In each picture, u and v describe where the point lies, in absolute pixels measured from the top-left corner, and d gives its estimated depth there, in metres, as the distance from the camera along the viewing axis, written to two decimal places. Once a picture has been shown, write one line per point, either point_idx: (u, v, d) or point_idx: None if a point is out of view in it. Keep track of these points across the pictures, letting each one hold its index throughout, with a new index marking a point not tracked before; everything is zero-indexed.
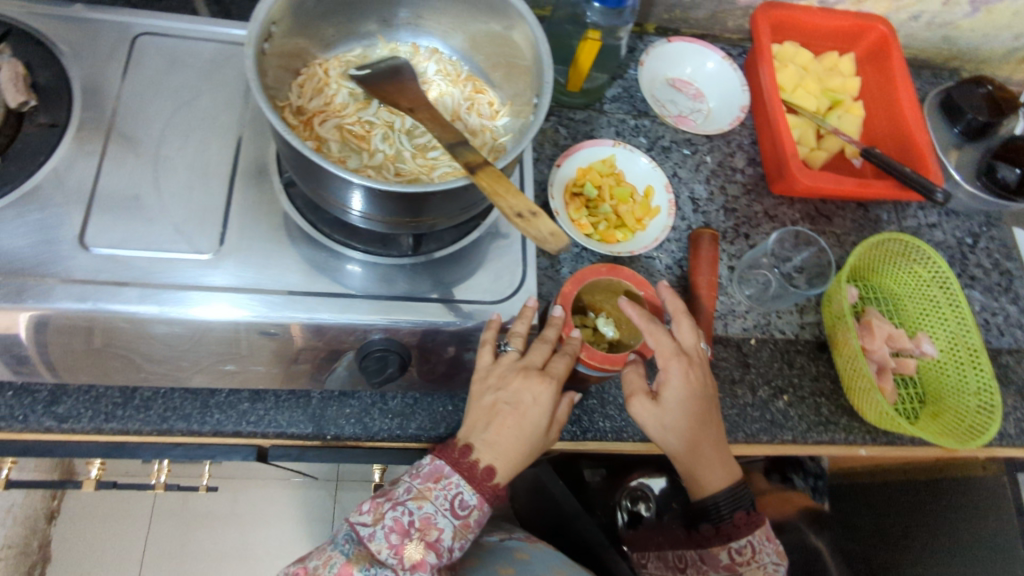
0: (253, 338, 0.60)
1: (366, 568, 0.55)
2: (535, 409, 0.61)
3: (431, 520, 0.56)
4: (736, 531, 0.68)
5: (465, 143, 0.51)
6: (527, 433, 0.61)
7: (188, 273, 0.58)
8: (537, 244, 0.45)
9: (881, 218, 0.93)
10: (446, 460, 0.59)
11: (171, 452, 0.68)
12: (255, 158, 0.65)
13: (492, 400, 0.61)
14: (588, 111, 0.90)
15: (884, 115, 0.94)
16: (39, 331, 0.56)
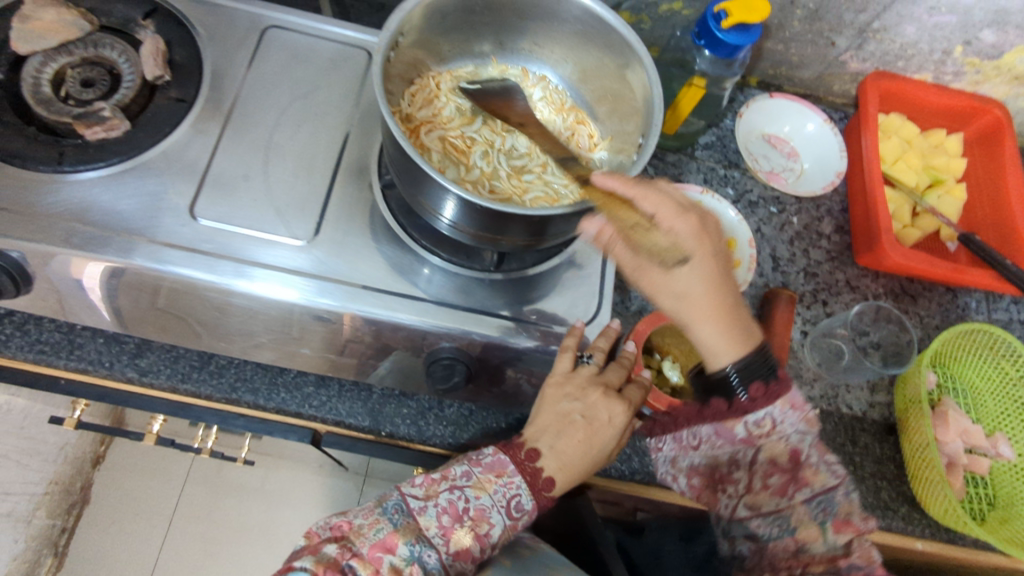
0: (306, 321, 0.61)
1: (411, 543, 0.54)
2: (608, 429, 0.62)
3: (484, 513, 0.56)
4: (752, 404, 0.57)
5: None
6: (593, 452, 0.61)
7: (252, 249, 0.61)
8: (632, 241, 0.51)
9: (970, 306, 0.89)
10: (510, 457, 0.60)
11: (233, 421, 0.70)
12: (359, 158, 0.68)
13: (567, 409, 0.61)
14: (679, 155, 0.91)
15: (987, 202, 0.92)
16: (108, 283, 0.59)
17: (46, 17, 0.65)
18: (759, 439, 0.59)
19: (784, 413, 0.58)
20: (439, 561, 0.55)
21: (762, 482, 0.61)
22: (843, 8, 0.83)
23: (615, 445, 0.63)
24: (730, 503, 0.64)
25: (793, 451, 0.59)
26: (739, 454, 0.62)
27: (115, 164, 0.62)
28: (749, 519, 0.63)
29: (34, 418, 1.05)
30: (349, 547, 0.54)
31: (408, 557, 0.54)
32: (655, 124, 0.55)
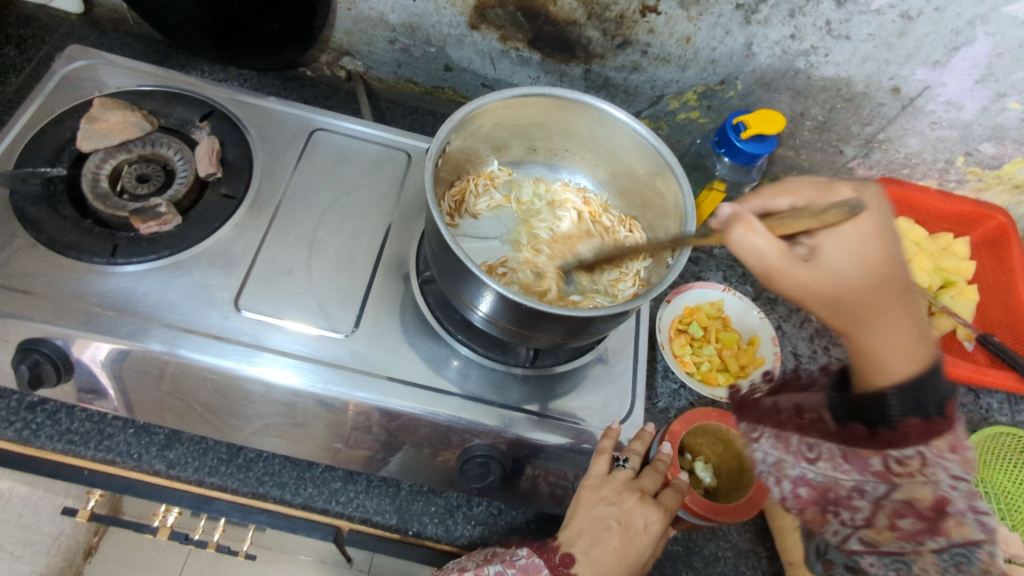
0: (310, 407, 0.61)
1: None
2: (642, 537, 0.60)
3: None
4: (900, 438, 0.52)
5: None
6: (630, 560, 0.59)
7: (277, 338, 0.62)
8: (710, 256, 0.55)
9: (992, 407, 0.89)
10: (545, 560, 0.58)
11: (256, 517, 0.69)
12: (398, 253, 0.71)
13: (602, 513, 0.60)
14: (699, 253, 0.94)
15: (999, 305, 0.94)
16: (117, 363, 0.60)
17: (111, 119, 0.70)
18: (902, 477, 0.51)
19: (939, 454, 0.51)
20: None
21: (889, 521, 0.51)
22: (850, 120, 0.89)
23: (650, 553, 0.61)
24: (841, 531, 0.55)
25: (940, 500, 0.49)
26: (868, 485, 0.53)
27: (159, 258, 0.64)
28: (862, 554, 0.52)
29: (34, 505, 1.02)
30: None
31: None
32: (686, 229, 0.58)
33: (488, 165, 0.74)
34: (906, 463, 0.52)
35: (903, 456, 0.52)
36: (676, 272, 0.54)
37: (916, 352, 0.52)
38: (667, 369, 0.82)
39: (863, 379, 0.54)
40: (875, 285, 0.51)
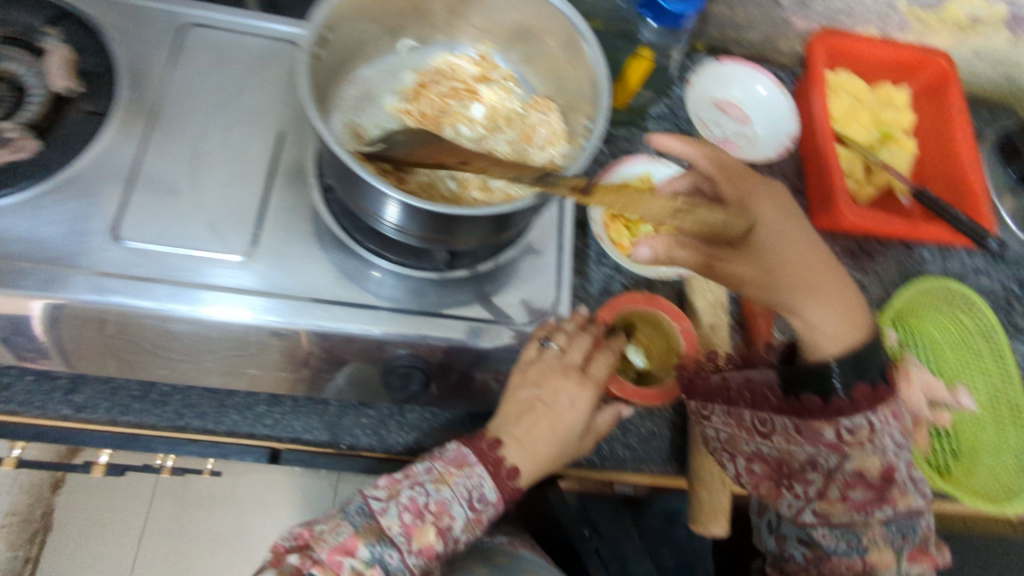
0: (230, 335, 0.57)
1: (373, 543, 0.55)
2: (569, 413, 0.62)
3: (446, 505, 0.57)
4: (851, 406, 0.52)
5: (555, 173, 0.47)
6: (560, 436, 0.62)
7: (170, 266, 0.57)
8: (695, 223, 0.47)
9: (925, 259, 0.89)
10: (472, 449, 0.60)
11: (184, 448, 0.67)
12: (295, 158, 0.64)
13: (529, 397, 0.62)
14: (632, 128, 0.89)
15: (936, 156, 0.90)
16: (47, 320, 0.55)
17: None
18: (855, 446, 0.53)
19: (884, 421, 0.53)
20: (401, 561, 0.55)
21: (840, 493, 0.56)
22: None
23: (585, 425, 0.63)
24: (795, 501, 0.59)
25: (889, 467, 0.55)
26: (821, 457, 0.55)
27: (20, 190, 0.57)
28: (813, 527, 0.59)
29: None
30: (309, 556, 0.55)
31: (370, 559, 0.54)
32: (602, 111, 0.53)
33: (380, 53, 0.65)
34: (858, 441, 0.53)
35: (853, 428, 0.53)
36: (587, 156, 0.50)
37: (854, 316, 0.52)
38: (601, 255, 0.79)
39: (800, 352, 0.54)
40: (826, 265, 0.51)
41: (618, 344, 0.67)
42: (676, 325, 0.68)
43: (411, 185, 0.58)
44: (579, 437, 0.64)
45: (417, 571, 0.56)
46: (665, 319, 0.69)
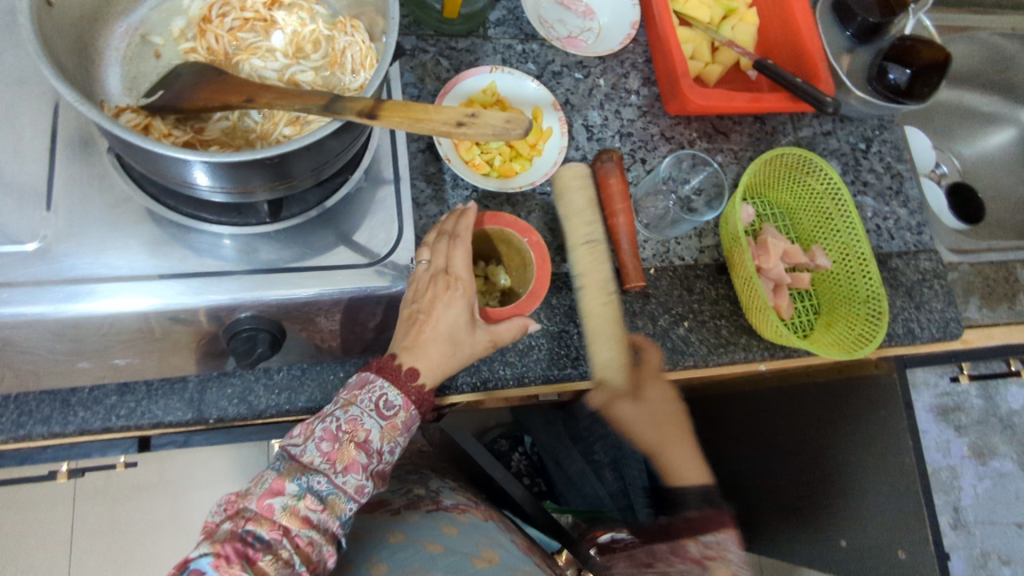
0: (32, 334, 0.53)
1: (298, 477, 0.53)
2: (448, 315, 0.61)
3: (357, 420, 0.57)
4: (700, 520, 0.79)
5: (340, 98, 0.45)
6: (447, 338, 0.61)
7: None
8: (500, 134, 0.44)
9: (778, 130, 0.91)
10: (371, 369, 0.60)
11: (39, 457, 0.64)
12: (79, 126, 0.57)
13: (408, 313, 0.61)
14: (472, 38, 0.84)
15: (776, 23, 0.90)
16: None
17: None
18: (712, 562, 0.78)
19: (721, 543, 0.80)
20: (332, 484, 0.54)
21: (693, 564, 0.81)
22: None
23: (469, 312, 0.62)
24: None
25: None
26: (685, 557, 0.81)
27: None
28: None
29: None
30: (240, 515, 0.51)
31: (300, 492, 0.52)
32: (391, 20, 0.50)
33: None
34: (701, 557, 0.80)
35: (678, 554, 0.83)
36: (384, 66, 0.47)
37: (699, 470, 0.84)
38: (457, 178, 0.77)
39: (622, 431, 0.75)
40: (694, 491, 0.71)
41: (464, 222, 0.65)
42: (521, 238, 0.67)
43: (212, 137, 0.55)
44: (469, 325, 0.63)
45: (351, 489, 0.55)
46: (511, 234, 0.67)
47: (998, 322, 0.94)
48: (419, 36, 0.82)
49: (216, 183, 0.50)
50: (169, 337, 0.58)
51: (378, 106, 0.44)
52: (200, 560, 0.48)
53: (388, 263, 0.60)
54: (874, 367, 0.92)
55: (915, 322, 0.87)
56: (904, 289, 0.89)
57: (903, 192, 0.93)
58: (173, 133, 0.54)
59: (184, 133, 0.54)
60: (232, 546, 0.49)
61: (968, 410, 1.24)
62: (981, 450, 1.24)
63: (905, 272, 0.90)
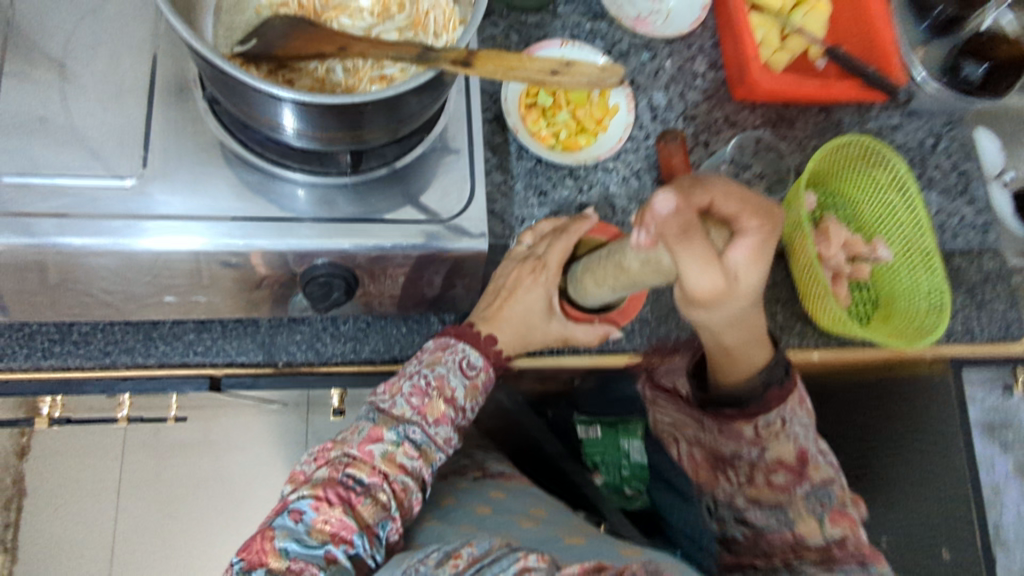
0: (134, 265, 0.56)
1: (395, 428, 0.59)
2: (522, 296, 0.67)
3: (444, 378, 0.62)
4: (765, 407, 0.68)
5: (435, 49, 0.48)
6: (520, 314, 0.67)
7: (61, 200, 0.54)
8: (594, 83, 0.46)
9: (844, 121, 0.90)
10: (451, 335, 0.65)
11: (119, 387, 0.68)
12: (176, 75, 0.60)
13: (496, 285, 0.69)
14: (542, 14, 0.85)
15: (850, 12, 0.89)
16: None
17: None
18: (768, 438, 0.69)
19: (794, 410, 0.69)
20: (425, 434, 0.60)
21: (766, 479, 0.71)
22: None
23: (548, 301, 0.67)
24: (730, 488, 0.76)
25: (801, 451, 0.69)
26: (747, 449, 0.71)
27: None
28: (748, 510, 0.73)
29: None
30: (339, 462, 0.57)
31: (397, 440, 0.59)
32: None
33: None
34: (769, 433, 0.69)
35: (765, 426, 0.69)
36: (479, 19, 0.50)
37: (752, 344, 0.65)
38: (522, 149, 0.78)
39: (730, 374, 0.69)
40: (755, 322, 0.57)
41: (578, 229, 0.67)
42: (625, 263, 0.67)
43: (299, 86, 0.57)
44: (546, 315, 0.68)
45: (440, 440, 0.61)
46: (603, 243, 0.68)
47: None
48: (491, 9, 0.83)
49: (302, 128, 0.53)
50: (215, 283, 0.61)
51: (472, 55, 0.47)
52: (302, 501, 0.55)
53: (455, 224, 0.61)
54: (926, 368, 0.89)
55: (975, 321, 0.86)
56: (965, 288, 0.87)
57: (970, 190, 0.92)
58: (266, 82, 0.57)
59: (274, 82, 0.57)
60: (335, 489, 0.55)
61: (1017, 427, 1.21)
62: None
63: (968, 271, 0.88)
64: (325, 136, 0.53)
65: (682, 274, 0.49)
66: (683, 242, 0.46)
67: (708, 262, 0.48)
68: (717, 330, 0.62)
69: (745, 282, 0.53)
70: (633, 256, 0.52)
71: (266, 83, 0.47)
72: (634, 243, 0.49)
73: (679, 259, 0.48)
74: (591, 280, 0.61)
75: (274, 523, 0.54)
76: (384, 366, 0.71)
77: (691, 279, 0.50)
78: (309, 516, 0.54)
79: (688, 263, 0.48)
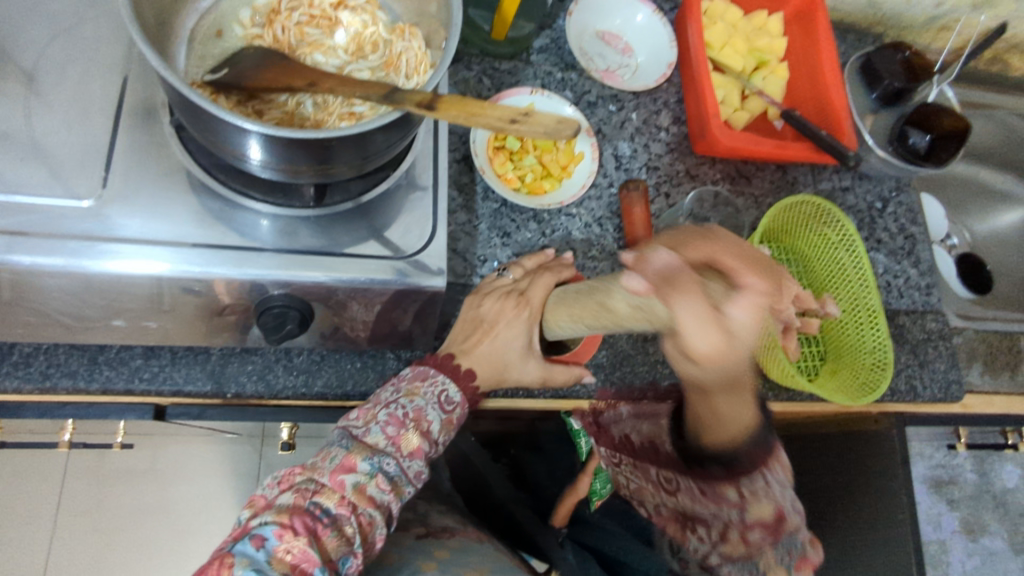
0: (82, 287, 0.55)
1: (368, 458, 0.58)
2: (505, 331, 0.66)
3: (422, 411, 0.61)
4: (745, 469, 0.67)
5: (401, 90, 0.49)
6: (498, 350, 0.66)
7: (9, 217, 0.53)
8: (551, 134, 0.47)
9: (798, 181, 0.94)
10: (428, 365, 0.65)
11: (58, 412, 0.65)
12: (144, 97, 0.60)
13: (473, 316, 0.68)
14: (515, 62, 0.87)
15: (806, 78, 0.94)
16: None
17: None
18: (754, 501, 0.67)
19: (776, 481, 0.68)
20: (399, 466, 0.60)
21: (740, 536, 0.69)
22: None
23: (528, 339, 0.66)
24: (701, 545, 0.75)
25: (778, 509, 0.67)
26: (723, 509, 0.69)
27: None
28: (718, 566, 0.74)
29: None
30: (306, 488, 0.55)
31: (370, 471, 0.57)
32: (453, 27, 0.53)
33: None
34: (751, 495, 0.67)
35: (748, 488, 0.67)
36: (446, 61, 0.51)
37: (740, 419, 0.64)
38: (488, 190, 0.80)
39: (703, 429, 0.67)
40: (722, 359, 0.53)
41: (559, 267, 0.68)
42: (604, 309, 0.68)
43: (268, 117, 0.58)
44: (524, 354, 0.67)
45: (411, 473, 0.60)
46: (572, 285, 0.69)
47: (999, 390, 0.96)
48: (466, 54, 0.85)
49: (267, 159, 0.53)
50: (175, 308, 0.59)
51: (436, 100, 0.48)
52: (263, 528, 0.52)
53: (415, 261, 0.61)
54: (874, 423, 0.92)
55: (918, 379, 0.89)
56: (909, 346, 0.90)
57: (915, 253, 0.96)
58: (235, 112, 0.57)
59: (243, 112, 0.57)
60: (302, 519, 0.53)
61: (963, 484, 1.23)
62: (972, 524, 1.24)
63: (912, 330, 0.92)
64: (293, 169, 0.53)
65: (681, 329, 0.51)
66: (672, 287, 0.50)
67: (706, 321, 0.51)
68: (707, 382, 0.58)
69: (751, 341, 0.53)
70: (625, 300, 0.53)
71: (233, 115, 0.48)
72: (630, 289, 0.52)
73: (675, 308, 0.50)
74: (568, 316, 0.62)
75: (233, 549, 0.51)
76: (337, 401, 0.71)
77: (689, 339, 0.52)
78: (272, 543, 0.52)
79: (683, 312, 0.50)
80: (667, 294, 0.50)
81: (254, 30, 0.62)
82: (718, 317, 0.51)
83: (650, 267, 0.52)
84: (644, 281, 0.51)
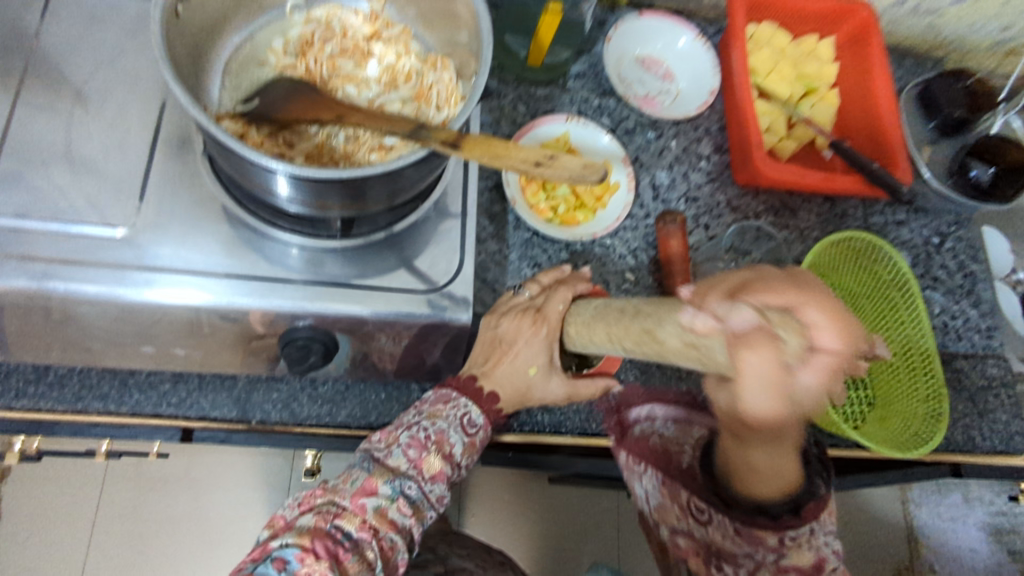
0: (112, 312, 0.56)
1: (390, 481, 0.56)
2: (526, 350, 0.63)
3: (444, 433, 0.60)
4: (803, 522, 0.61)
5: (426, 127, 0.49)
6: (518, 373, 0.63)
7: (44, 243, 0.55)
8: (575, 178, 0.48)
9: (848, 213, 0.90)
10: (451, 387, 0.64)
11: (89, 433, 0.67)
12: (180, 125, 0.62)
13: (492, 336, 0.66)
14: (551, 88, 0.86)
15: (859, 107, 0.90)
16: None
17: None
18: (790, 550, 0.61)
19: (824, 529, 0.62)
20: (420, 490, 0.58)
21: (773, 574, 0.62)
22: None
23: (549, 356, 0.64)
24: None
25: (818, 560, 0.62)
26: (760, 554, 0.61)
27: None
28: None
29: None
30: (328, 511, 0.53)
31: (391, 495, 0.56)
32: (484, 60, 0.52)
33: (278, 15, 0.66)
34: (793, 542, 0.61)
35: (792, 536, 0.61)
36: (477, 91, 0.49)
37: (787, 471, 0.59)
38: (520, 220, 0.78)
39: (747, 484, 0.61)
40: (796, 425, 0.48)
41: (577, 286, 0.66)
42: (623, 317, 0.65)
43: (298, 151, 0.58)
44: (545, 370, 0.64)
45: (434, 498, 0.58)
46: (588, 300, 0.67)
47: None
48: (501, 80, 0.84)
49: (295, 195, 0.53)
50: (213, 335, 0.60)
51: (461, 138, 0.48)
52: (286, 550, 0.49)
53: (441, 294, 0.60)
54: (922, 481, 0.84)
55: (977, 430, 0.83)
56: (969, 394, 0.85)
57: (975, 292, 0.90)
58: (265, 144, 0.57)
59: (274, 144, 0.57)
60: (323, 541, 0.51)
61: None
62: None
63: (971, 375, 0.86)
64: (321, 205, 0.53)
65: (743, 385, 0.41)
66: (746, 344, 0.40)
67: (772, 385, 0.41)
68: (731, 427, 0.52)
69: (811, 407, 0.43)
70: (675, 331, 0.44)
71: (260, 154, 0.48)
72: (685, 324, 0.43)
73: (741, 362, 0.41)
74: (601, 330, 0.54)
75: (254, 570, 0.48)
76: (360, 431, 0.71)
77: (748, 400, 0.42)
78: (292, 567, 0.49)
79: (750, 369, 0.41)
80: (732, 348, 0.41)
81: (289, 59, 0.62)
82: (786, 381, 0.41)
83: (728, 319, 0.42)
84: (707, 320, 0.42)
